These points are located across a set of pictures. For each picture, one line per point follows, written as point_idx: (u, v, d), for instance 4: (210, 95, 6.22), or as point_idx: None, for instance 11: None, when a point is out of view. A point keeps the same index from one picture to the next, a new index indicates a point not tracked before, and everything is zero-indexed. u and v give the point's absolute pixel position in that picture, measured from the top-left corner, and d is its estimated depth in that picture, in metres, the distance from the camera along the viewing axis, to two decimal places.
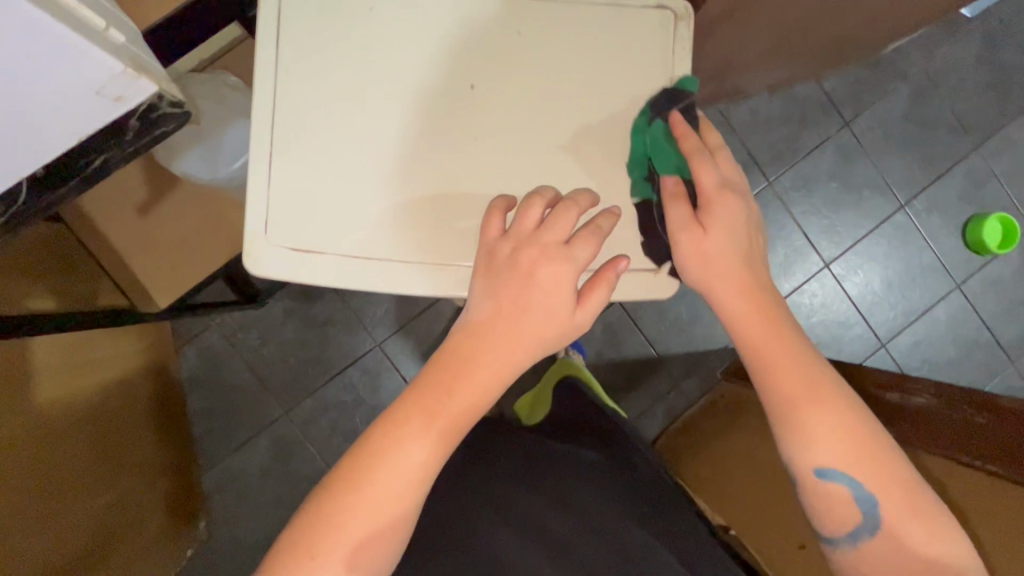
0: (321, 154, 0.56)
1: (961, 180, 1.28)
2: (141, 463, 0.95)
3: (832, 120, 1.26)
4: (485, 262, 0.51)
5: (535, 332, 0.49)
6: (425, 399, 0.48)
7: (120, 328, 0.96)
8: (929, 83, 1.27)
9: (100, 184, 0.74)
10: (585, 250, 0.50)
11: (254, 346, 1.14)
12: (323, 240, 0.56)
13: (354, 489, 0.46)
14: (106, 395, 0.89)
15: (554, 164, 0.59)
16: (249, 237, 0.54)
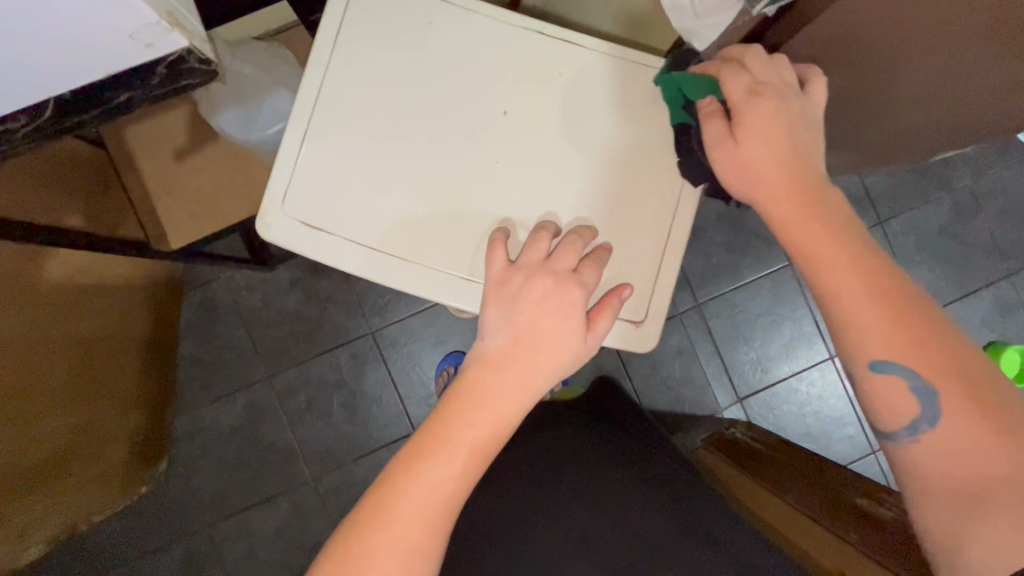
0: (348, 140, 0.58)
1: (988, 304, 1.25)
2: (119, 395, 0.97)
3: (866, 217, 1.25)
4: (497, 288, 0.52)
5: (553, 356, 0.49)
6: (444, 423, 0.46)
7: (136, 260, 1.00)
8: (973, 201, 1.25)
9: (147, 124, 0.79)
10: (590, 276, 0.53)
11: (254, 307, 1.17)
12: (333, 221, 0.58)
13: (381, 524, 0.43)
14: (103, 322, 0.92)
15: (569, 200, 0.60)
16: (267, 202, 0.57)
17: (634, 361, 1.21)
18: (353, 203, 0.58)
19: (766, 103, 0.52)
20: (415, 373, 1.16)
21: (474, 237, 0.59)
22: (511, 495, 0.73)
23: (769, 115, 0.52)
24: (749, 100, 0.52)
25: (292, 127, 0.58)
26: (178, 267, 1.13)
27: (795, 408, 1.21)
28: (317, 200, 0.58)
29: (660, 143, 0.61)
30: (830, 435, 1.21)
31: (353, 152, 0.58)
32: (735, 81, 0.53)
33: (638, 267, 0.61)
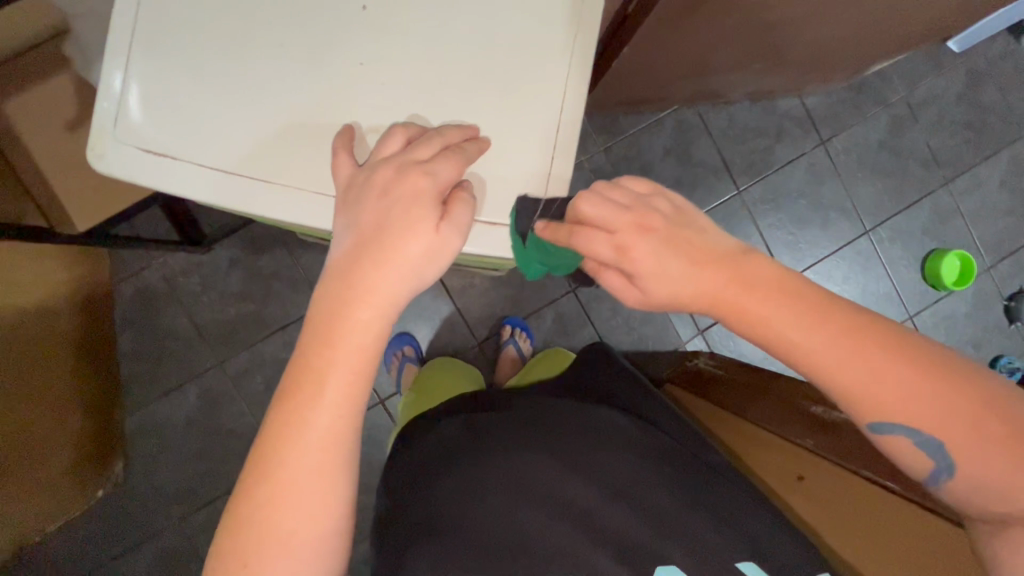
0: (185, 56, 0.53)
1: (927, 213, 1.28)
2: (50, 399, 0.91)
3: (808, 137, 1.26)
4: (343, 196, 0.49)
5: (400, 253, 0.44)
6: (308, 356, 0.44)
7: (48, 254, 0.91)
8: (908, 113, 1.27)
9: (26, 93, 0.70)
10: (446, 168, 0.48)
11: (194, 293, 1.10)
12: (175, 146, 0.54)
13: (267, 473, 0.43)
14: (10, 321, 0.83)
15: (447, 101, 0.56)
16: (96, 130, 0.52)
17: (594, 305, 1.20)
18: (199, 123, 0.54)
19: (643, 244, 0.44)
20: None
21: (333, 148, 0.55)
22: (438, 444, 0.72)
23: (654, 259, 0.44)
24: (622, 255, 0.45)
25: (115, 44, 0.52)
26: (104, 256, 1.05)
27: None
28: (159, 124, 0.53)
29: (542, 28, 0.57)
30: None
31: (195, 68, 0.53)
32: (597, 236, 0.45)
33: (512, 166, 0.57)
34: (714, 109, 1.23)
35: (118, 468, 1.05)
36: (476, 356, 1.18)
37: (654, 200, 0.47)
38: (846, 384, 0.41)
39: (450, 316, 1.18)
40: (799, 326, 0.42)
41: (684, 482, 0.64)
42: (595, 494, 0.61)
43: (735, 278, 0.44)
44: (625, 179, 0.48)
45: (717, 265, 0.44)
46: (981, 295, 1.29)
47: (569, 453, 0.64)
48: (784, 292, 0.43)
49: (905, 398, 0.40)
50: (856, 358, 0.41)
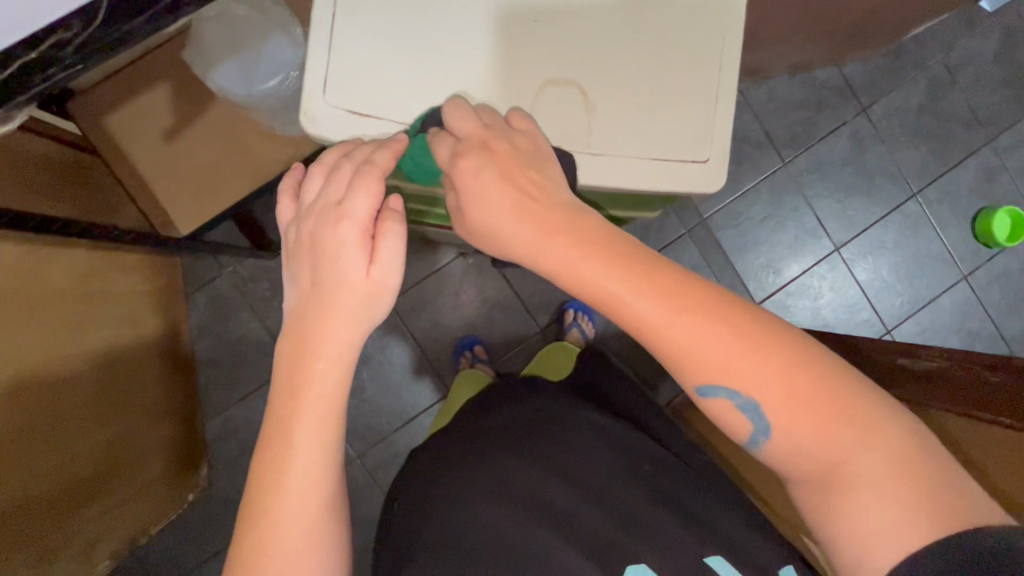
0: (379, 15, 0.51)
1: (973, 172, 1.29)
2: (147, 405, 0.94)
3: (849, 105, 1.27)
4: (286, 247, 0.47)
5: (338, 304, 0.44)
6: (283, 390, 0.44)
7: (137, 263, 0.95)
8: (947, 75, 1.28)
9: (135, 103, 0.74)
10: (359, 202, 0.44)
11: (264, 297, 1.13)
12: (379, 104, 0.52)
13: (253, 525, 0.43)
14: (115, 334, 0.87)
15: (641, 44, 0.54)
16: (308, 94, 0.51)
17: None
18: (398, 79, 0.52)
19: (475, 160, 0.44)
20: (437, 331, 1.19)
21: (526, 97, 0.53)
22: (433, 456, 0.71)
23: (532, 215, 0.43)
24: (454, 164, 0.45)
25: (319, 12, 0.51)
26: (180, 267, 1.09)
27: (809, 303, 1.26)
28: (361, 85, 0.52)
29: None
30: (847, 322, 1.26)
31: (389, 25, 0.51)
32: (446, 142, 0.46)
33: (700, 104, 0.54)
34: (754, 84, 1.25)
35: (202, 472, 1.09)
36: (538, 342, 1.20)
37: (521, 137, 0.46)
38: (707, 357, 0.42)
39: (511, 304, 1.20)
40: (684, 316, 0.41)
41: (660, 485, 0.62)
42: (571, 496, 0.59)
43: (645, 284, 0.41)
44: (490, 109, 0.48)
45: (675, 295, 0.41)
46: None
47: (548, 456, 0.62)
48: (697, 307, 0.41)
49: (752, 370, 0.41)
50: (728, 345, 0.41)
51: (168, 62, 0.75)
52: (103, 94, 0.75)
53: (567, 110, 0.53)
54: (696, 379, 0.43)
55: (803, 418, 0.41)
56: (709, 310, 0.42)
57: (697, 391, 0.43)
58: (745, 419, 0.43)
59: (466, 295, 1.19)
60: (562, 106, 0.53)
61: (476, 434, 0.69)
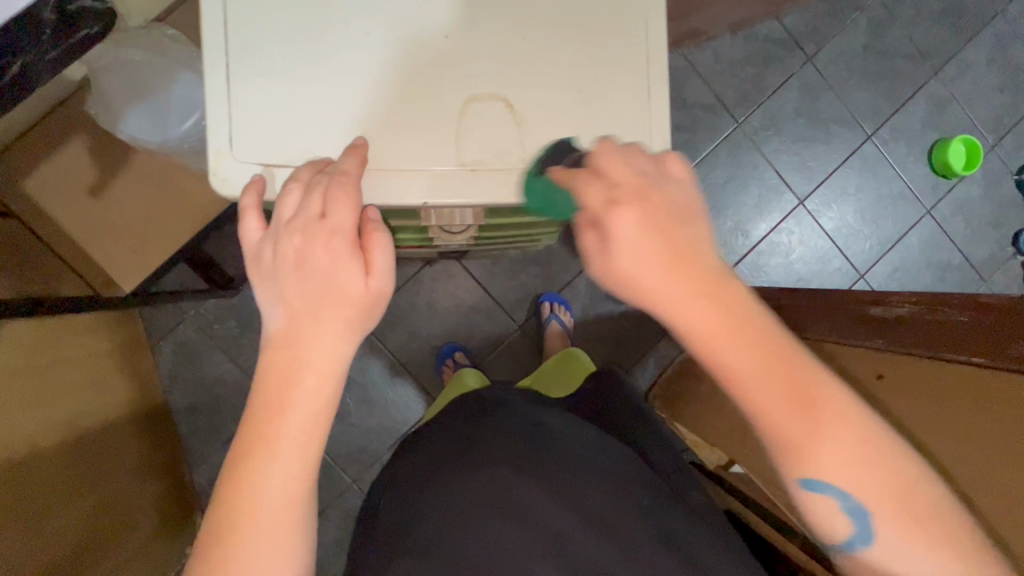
0: (283, 49, 0.48)
1: (923, 106, 1.29)
2: (127, 466, 0.91)
3: (794, 57, 1.26)
4: (253, 268, 0.43)
5: (331, 319, 0.41)
6: (254, 426, 0.41)
7: (93, 323, 0.91)
8: (886, 13, 1.28)
9: (52, 166, 0.70)
10: (340, 212, 0.42)
11: (232, 336, 1.10)
12: (293, 150, 0.49)
13: (225, 552, 0.39)
14: (84, 401, 0.84)
15: (556, 45, 0.52)
16: (215, 154, 0.48)
17: None
18: (310, 120, 0.49)
19: (633, 211, 0.40)
20: (416, 343, 1.17)
21: (449, 118, 0.50)
22: (422, 462, 0.68)
23: (642, 223, 0.40)
24: (610, 212, 0.40)
25: (213, 58, 0.48)
26: (137, 319, 1.05)
27: (781, 260, 1.26)
28: (269, 133, 0.49)
29: None
30: (821, 273, 1.27)
31: (291, 63, 0.49)
32: (590, 187, 0.41)
33: (631, 100, 0.53)
34: (698, 48, 1.23)
35: (198, 521, 1.06)
36: (519, 339, 1.19)
37: (673, 182, 0.43)
38: (787, 439, 0.39)
39: (486, 305, 1.18)
40: (757, 349, 0.39)
41: (660, 517, 0.61)
42: (578, 524, 0.58)
43: (712, 299, 0.39)
44: (637, 149, 0.44)
45: (694, 266, 0.40)
46: (991, 175, 1.31)
47: (551, 476, 0.61)
48: (764, 341, 0.39)
49: (857, 468, 0.39)
50: (807, 419, 0.39)
51: (81, 116, 0.71)
52: (12, 159, 0.70)
53: (495, 127, 0.51)
54: (801, 475, 0.40)
55: (914, 533, 0.39)
56: (800, 376, 0.39)
57: (802, 484, 0.41)
58: (847, 522, 0.41)
59: (440, 303, 1.17)
60: (488, 124, 0.51)
61: (477, 440, 0.66)
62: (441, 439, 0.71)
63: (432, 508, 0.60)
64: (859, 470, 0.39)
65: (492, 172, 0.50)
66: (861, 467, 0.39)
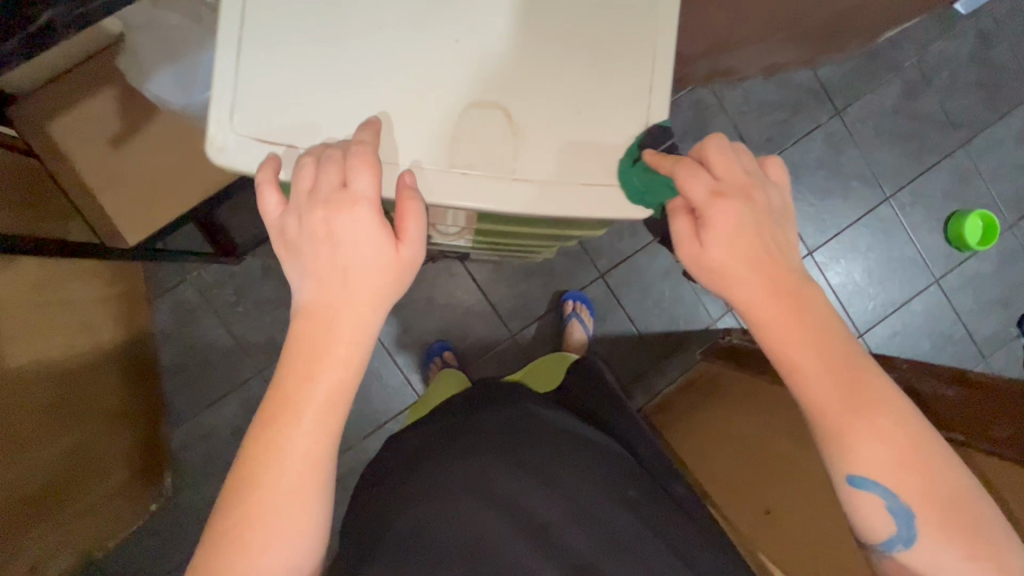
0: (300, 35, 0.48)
1: (947, 175, 1.29)
2: (108, 413, 0.92)
3: (823, 108, 1.26)
4: (280, 241, 0.45)
5: (364, 288, 0.44)
6: (286, 384, 0.44)
7: (95, 269, 0.92)
8: (922, 78, 1.28)
9: (73, 107, 0.72)
10: (365, 183, 0.43)
11: (230, 303, 1.11)
12: (293, 129, 0.48)
13: (249, 493, 0.43)
14: (72, 346, 0.85)
15: (567, 66, 0.51)
16: (213, 122, 0.47)
17: (623, 290, 1.21)
18: (314, 103, 0.48)
19: (732, 205, 0.44)
20: (407, 336, 1.17)
21: (450, 122, 0.50)
22: (414, 448, 0.71)
23: (737, 218, 0.44)
24: (712, 204, 0.44)
25: (224, 33, 0.47)
26: (140, 273, 1.06)
27: None
28: (268, 108, 0.48)
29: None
30: None
31: (299, 46, 0.48)
32: (690, 180, 0.45)
33: (631, 128, 0.53)
34: (729, 86, 1.24)
35: (167, 479, 1.07)
36: (510, 347, 1.19)
37: (772, 187, 0.47)
38: (844, 435, 0.42)
39: (482, 309, 1.19)
40: (819, 351, 0.43)
41: (648, 510, 0.64)
42: (554, 507, 0.59)
43: (778, 293, 0.44)
44: (744, 148, 0.47)
45: (779, 262, 0.45)
46: (1005, 253, 1.30)
47: (524, 459, 0.63)
48: (826, 343, 0.43)
49: (902, 469, 0.41)
50: (859, 413, 0.42)
51: (110, 67, 0.73)
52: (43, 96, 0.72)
53: (497, 133, 0.50)
54: (851, 470, 0.42)
55: (953, 536, 0.40)
56: (856, 376, 0.42)
57: (848, 481, 0.42)
58: (892, 523, 0.42)
59: (438, 300, 1.18)
60: (493, 129, 0.50)
61: (467, 429, 0.69)
62: (433, 428, 0.73)
63: (426, 483, 0.62)
64: (901, 468, 0.41)
65: (489, 179, 0.50)
66: (906, 466, 0.41)
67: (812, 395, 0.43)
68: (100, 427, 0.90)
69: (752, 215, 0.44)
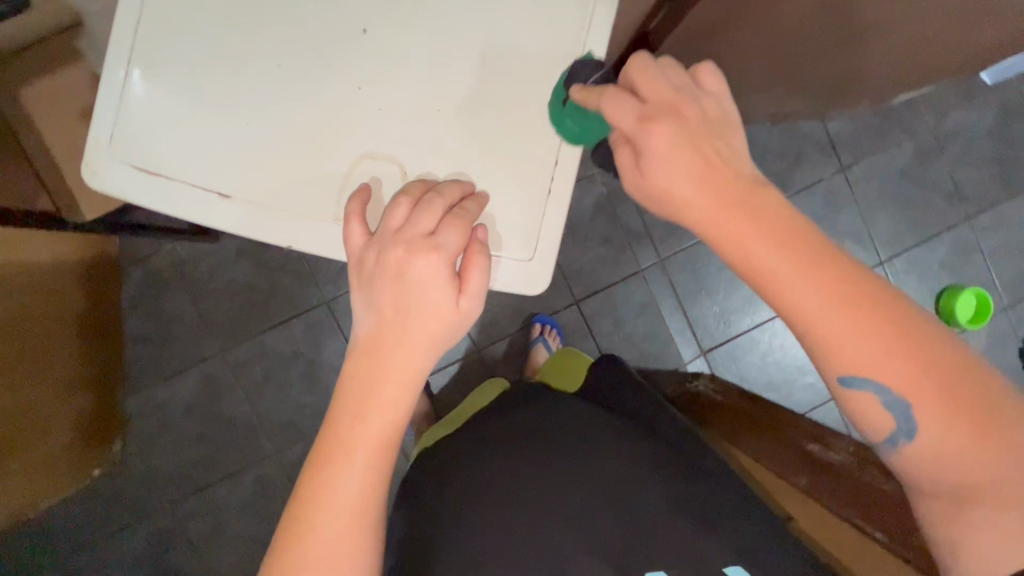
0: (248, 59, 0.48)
1: (947, 248, 1.25)
2: (69, 378, 0.94)
3: (828, 163, 1.23)
4: (356, 272, 0.47)
5: (422, 336, 0.45)
6: (336, 430, 0.45)
7: (79, 237, 0.94)
8: (935, 144, 1.24)
9: (48, 78, 0.78)
10: (452, 235, 0.46)
11: (201, 280, 1.11)
12: (172, 162, 0.53)
13: (297, 544, 0.44)
14: (46, 310, 0.87)
15: (448, 136, 0.55)
16: (91, 145, 0.51)
17: (596, 319, 1.19)
18: (203, 145, 0.53)
19: (665, 125, 0.43)
20: None
21: (330, 176, 0.54)
22: (430, 474, 0.72)
23: (671, 138, 0.43)
24: (644, 129, 0.43)
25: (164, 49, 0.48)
26: (116, 241, 1.07)
27: (756, 359, 1.21)
28: (148, 140, 0.52)
29: (559, 59, 0.55)
30: (790, 382, 1.20)
31: (199, 92, 0.52)
32: (619, 110, 0.44)
33: (505, 202, 0.55)
34: None
35: (116, 445, 1.08)
36: (475, 361, 1.18)
37: (706, 97, 0.45)
38: (838, 339, 0.41)
39: None
40: (812, 274, 0.41)
41: (674, 484, 0.63)
42: (594, 502, 0.61)
43: (746, 215, 0.42)
44: (671, 63, 0.46)
45: (724, 171, 0.43)
46: (996, 335, 1.26)
47: (556, 462, 0.65)
48: (818, 261, 0.41)
49: (897, 355, 0.41)
50: (849, 315, 0.41)
51: (66, 45, 0.78)
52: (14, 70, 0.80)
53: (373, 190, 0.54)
54: (848, 370, 0.42)
55: (956, 417, 0.40)
56: (853, 293, 0.41)
57: (841, 382, 0.42)
58: (888, 417, 0.42)
59: None
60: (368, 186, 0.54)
61: (478, 450, 0.70)
62: (443, 453, 0.74)
63: (450, 513, 0.64)
64: (902, 352, 0.41)
65: None
66: (904, 353, 0.41)
67: (804, 307, 0.41)
68: (60, 391, 0.92)
69: (689, 144, 0.43)
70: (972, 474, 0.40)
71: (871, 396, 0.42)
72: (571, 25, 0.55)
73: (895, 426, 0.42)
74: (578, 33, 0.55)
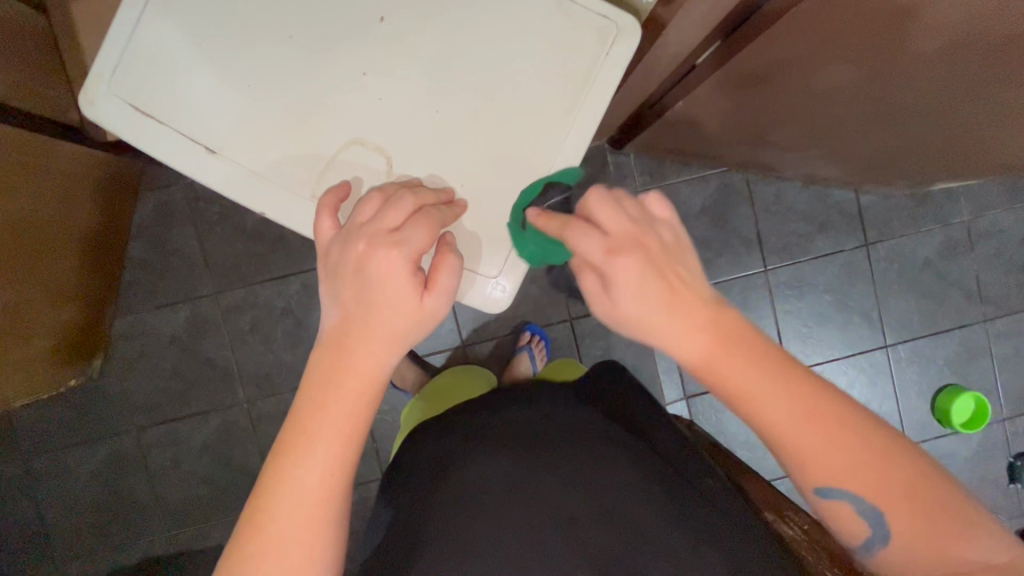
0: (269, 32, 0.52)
1: (956, 346, 1.22)
2: (76, 291, 0.97)
3: (852, 236, 1.20)
4: (323, 264, 0.48)
5: (382, 330, 0.45)
6: (301, 418, 0.44)
7: (106, 158, 0.96)
8: (967, 239, 1.20)
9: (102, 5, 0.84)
10: (417, 234, 0.46)
11: (209, 221, 1.13)
12: (167, 109, 0.54)
13: (259, 532, 0.43)
14: (69, 221, 0.90)
15: (440, 136, 0.55)
16: (92, 76, 0.53)
17: (586, 342, 1.18)
18: (200, 97, 0.54)
19: (632, 257, 0.43)
20: None
21: (320, 154, 0.55)
22: (406, 476, 0.71)
23: (640, 277, 0.43)
24: (610, 262, 0.43)
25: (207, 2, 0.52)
26: (139, 166, 1.08)
27: (738, 416, 1.19)
28: (148, 82, 0.53)
29: (566, 84, 0.55)
30: (767, 446, 1.18)
31: (206, 45, 0.53)
32: (583, 241, 0.44)
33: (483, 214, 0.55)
34: (766, 180, 1.19)
35: (97, 361, 1.10)
36: (458, 356, 1.17)
37: (661, 227, 0.46)
38: (800, 453, 0.40)
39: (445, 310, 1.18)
40: (796, 400, 0.40)
41: (674, 503, 0.60)
42: (581, 506, 0.59)
43: (717, 338, 0.42)
44: (625, 194, 0.47)
45: (694, 299, 0.44)
46: (987, 444, 1.22)
47: (546, 463, 0.63)
48: (773, 372, 0.41)
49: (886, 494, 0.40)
50: (828, 442, 0.40)
51: None
52: None
53: (357, 173, 0.55)
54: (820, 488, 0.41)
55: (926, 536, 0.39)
56: (815, 403, 0.41)
57: (816, 493, 0.42)
58: (861, 525, 0.41)
59: None
60: (353, 170, 0.55)
61: (456, 450, 0.68)
62: (414, 458, 0.73)
63: (433, 509, 0.62)
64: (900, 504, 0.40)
65: None
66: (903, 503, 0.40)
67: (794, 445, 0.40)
68: (68, 302, 0.95)
69: (662, 284, 0.43)
70: (934, 554, 0.39)
71: (846, 505, 0.41)
72: (584, 53, 0.55)
73: (870, 533, 0.41)
74: (591, 62, 0.55)
